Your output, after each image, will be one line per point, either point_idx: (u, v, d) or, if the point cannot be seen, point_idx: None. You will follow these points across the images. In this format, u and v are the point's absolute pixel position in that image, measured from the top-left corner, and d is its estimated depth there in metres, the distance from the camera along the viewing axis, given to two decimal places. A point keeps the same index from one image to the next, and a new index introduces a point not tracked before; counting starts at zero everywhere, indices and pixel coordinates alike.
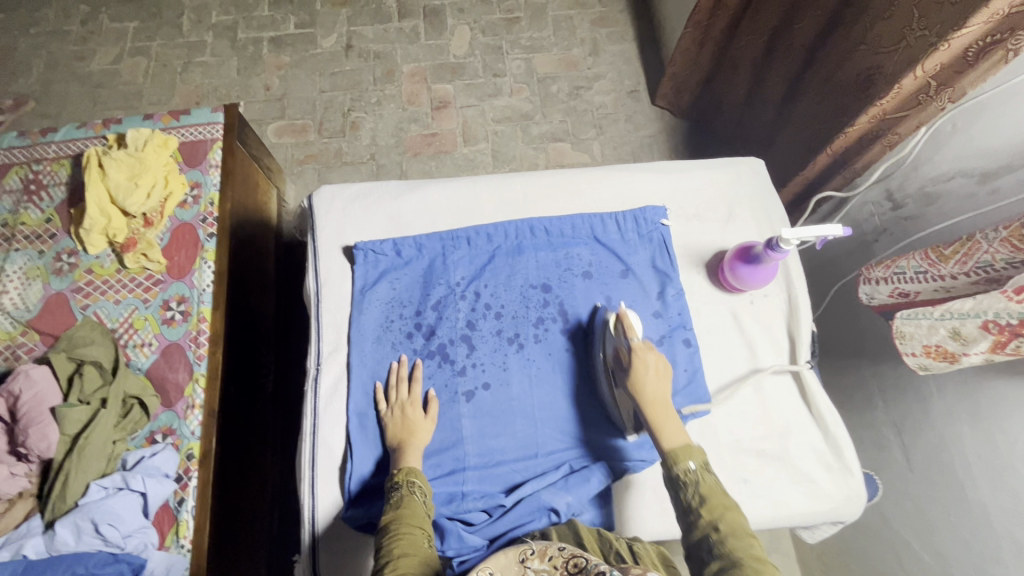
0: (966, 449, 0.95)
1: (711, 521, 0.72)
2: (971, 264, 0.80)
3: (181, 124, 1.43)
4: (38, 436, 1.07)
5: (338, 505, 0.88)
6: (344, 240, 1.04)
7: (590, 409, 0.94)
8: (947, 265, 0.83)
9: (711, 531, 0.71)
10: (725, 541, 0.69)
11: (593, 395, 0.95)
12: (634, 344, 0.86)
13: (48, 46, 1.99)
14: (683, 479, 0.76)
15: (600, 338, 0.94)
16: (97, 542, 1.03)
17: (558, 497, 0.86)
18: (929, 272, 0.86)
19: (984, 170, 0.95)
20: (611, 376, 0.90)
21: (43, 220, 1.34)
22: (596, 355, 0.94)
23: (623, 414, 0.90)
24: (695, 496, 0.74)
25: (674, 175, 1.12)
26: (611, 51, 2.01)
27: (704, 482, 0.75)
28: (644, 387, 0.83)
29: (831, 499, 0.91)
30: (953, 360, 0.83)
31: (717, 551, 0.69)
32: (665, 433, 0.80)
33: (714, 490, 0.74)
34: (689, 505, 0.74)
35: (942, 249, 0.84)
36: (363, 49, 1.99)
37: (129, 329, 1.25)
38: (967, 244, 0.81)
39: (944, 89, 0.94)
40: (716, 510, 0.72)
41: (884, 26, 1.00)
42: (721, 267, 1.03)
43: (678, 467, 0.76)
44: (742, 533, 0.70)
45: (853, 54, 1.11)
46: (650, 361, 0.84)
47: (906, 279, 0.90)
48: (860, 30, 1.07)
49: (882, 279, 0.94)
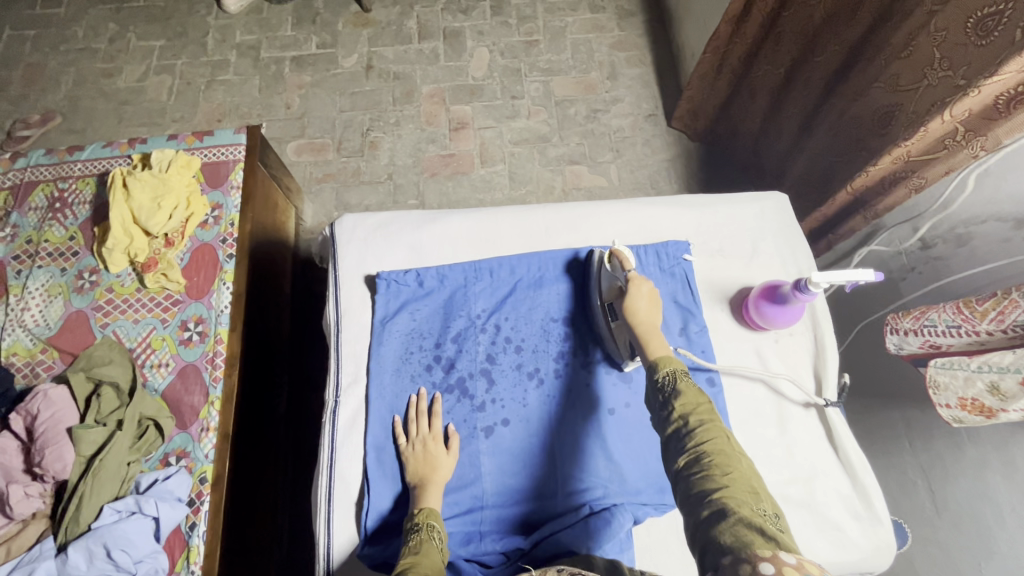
0: (999, 499, 0.92)
1: (683, 416, 0.69)
2: (1007, 322, 0.79)
3: (204, 144, 1.44)
4: (53, 456, 1.08)
5: (353, 541, 0.87)
6: (366, 269, 1.04)
7: (585, 345, 0.99)
8: (982, 321, 0.81)
9: (683, 423, 0.68)
10: (695, 434, 0.67)
11: (591, 331, 0.99)
12: (630, 276, 0.90)
13: (77, 63, 2.03)
14: (662, 381, 0.75)
15: (596, 278, 0.98)
16: (108, 567, 1.01)
17: (581, 542, 0.81)
18: (962, 326, 0.84)
19: (1018, 216, 0.92)
20: (608, 311, 0.93)
21: (67, 237, 1.36)
22: (593, 293, 0.98)
23: (619, 345, 0.93)
24: (672, 396, 0.72)
25: (697, 208, 1.11)
26: (629, 74, 2.01)
27: (680, 381, 0.73)
28: (638, 311, 0.86)
29: (859, 550, 0.89)
30: (990, 415, 0.81)
31: (688, 444, 0.67)
32: (651, 344, 0.81)
33: (690, 391, 0.72)
34: (665, 404, 0.72)
35: (975, 305, 0.82)
36: (384, 69, 2.01)
37: (147, 349, 1.25)
38: (1004, 301, 0.79)
39: (976, 135, 0.92)
40: (690, 405, 0.70)
41: (902, 65, 1.00)
42: (746, 305, 1.02)
43: (659, 370, 0.76)
44: (715, 427, 0.67)
45: (869, 91, 1.10)
46: (643, 291, 0.88)
47: (938, 332, 0.88)
48: (876, 68, 1.07)
49: (911, 331, 0.92)
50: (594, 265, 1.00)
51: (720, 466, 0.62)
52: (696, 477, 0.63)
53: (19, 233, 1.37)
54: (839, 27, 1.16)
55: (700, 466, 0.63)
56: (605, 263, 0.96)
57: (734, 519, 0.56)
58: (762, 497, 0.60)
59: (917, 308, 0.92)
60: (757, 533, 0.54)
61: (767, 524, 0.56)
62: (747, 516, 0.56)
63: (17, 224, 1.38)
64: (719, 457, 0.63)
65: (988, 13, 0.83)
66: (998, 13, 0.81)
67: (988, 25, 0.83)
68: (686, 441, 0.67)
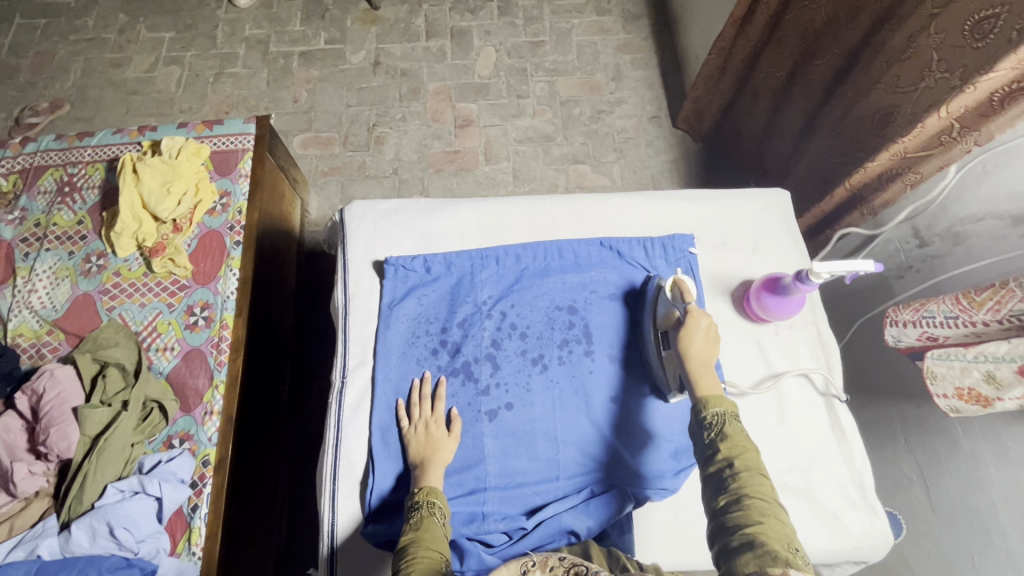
0: (993, 493, 0.94)
1: (728, 458, 0.71)
2: (1004, 312, 0.81)
3: (214, 133, 1.46)
4: (58, 435, 1.09)
5: (357, 519, 0.88)
6: (374, 255, 1.05)
7: (633, 373, 0.97)
8: (979, 311, 0.84)
9: (728, 466, 0.70)
10: (738, 477, 0.69)
11: (640, 360, 0.98)
12: (690, 307, 0.88)
13: (86, 53, 2.05)
14: (709, 419, 0.76)
15: (653, 301, 0.98)
16: (110, 546, 1.02)
17: (580, 520, 0.86)
18: (959, 317, 0.86)
19: (1015, 213, 0.95)
20: (662, 339, 0.92)
21: (75, 221, 1.37)
22: (647, 317, 0.97)
23: (668, 375, 0.91)
24: (718, 434, 0.74)
25: (700, 201, 1.13)
26: (633, 77, 2.04)
27: (730, 424, 0.74)
28: (691, 345, 0.84)
29: (854, 538, 0.90)
30: (985, 405, 0.83)
31: (728, 485, 0.69)
32: (701, 381, 0.80)
33: (737, 431, 0.73)
34: (710, 442, 0.74)
35: (973, 295, 0.85)
36: (391, 66, 2.04)
37: (153, 333, 1.26)
38: (1001, 291, 0.81)
39: (970, 132, 0.95)
40: (736, 448, 0.71)
41: (903, 67, 1.02)
42: (748, 297, 1.04)
43: (708, 410, 0.76)
44: (757, 471, 0.69)
45: (870, 94, 1.13)
46: (700, 326, 0.85)
47: (935, 323, 0.90)
48: (877, 70, 1.09)
49: (910, 323, 0.94)
50: (652, 290, 0.99)
51: (761, 509, 0.65)
52: (735, 520, 0.65)
53: (28, 217, 1.38)
54: (839, 32, 1.19)
55: (738, 504, 0.66)
56: (665, 290, 0.95)
57: (762, 551, 0.60)
58: (796, 542, 0.64)
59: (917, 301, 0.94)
60: (782, 565, 0.58)
61: (795, 561, 0.60)
62: (776, 551, 0.60)
63: (26, 208, 1.39)
64: (760, 502, 0.66)
65: (985, 16, 0.85)
66: (994, 16, 0.84)
67: (986, 27, 0.85)
68: (728, 482, 0.69)
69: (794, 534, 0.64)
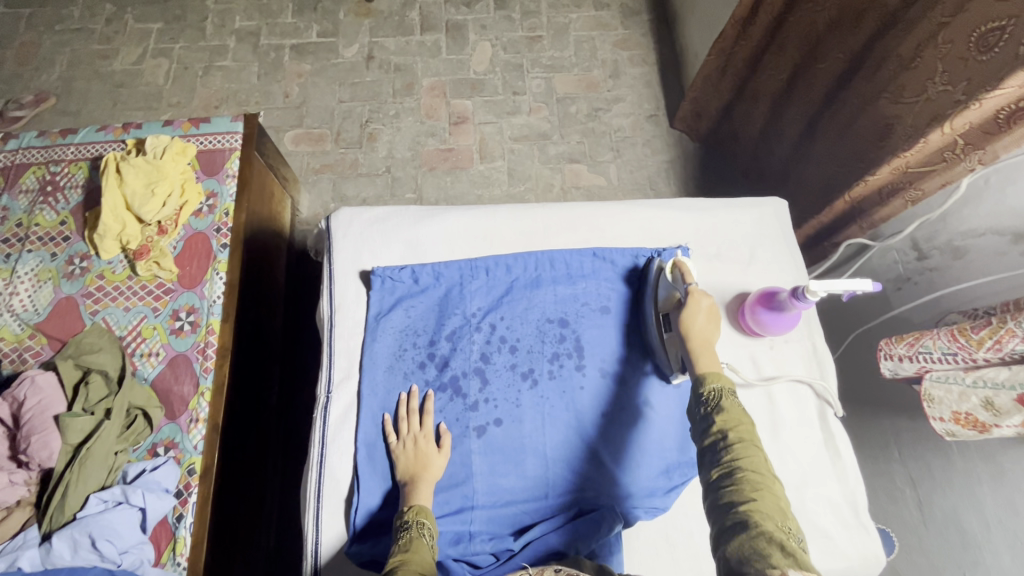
0: (985, 511, 0.93)
1: (723, 430, 0.70)
2: (1005, 350, 0.79)
3: (200, 132, 1.42)
4: (39, 444, 1.06)
5: (342, 537, 0.87)
6: (361, 264, 1.03)
7: (632, 354, 0.98)
8: (978, 350, 0.81)
9: (721, 439, 0.69)
10: (732, 450, 0.68)
11: (639, 340, 0.99)
12: (691, 288, 0.87)
13: (72, 44, 2.00)
14: (705, 395, 0.75)
15: (653, 283, 0.98)
16: (92, 557, 1.00)
17: (568, 543, 0.83)
18: (958, 353, 0.84)
19: (1016, 230, 0.93)
20: (663, 321, 0.93)
21: (58, 221, 1.34)
22: (648, 302, 0.98)
23: (671, 357, 0.92)
24: (714, 407, 0.73)
25: (696, 211, 1.11)
26: (631, 74, 2.00)
27: (727, 400, 0.73)
28: (694, 324, 0.83)
29: (847, 557, 0.89)
30: (982, 430, 0.83)
31: (723, 458, 0.68)
32: (701, 357, 0.80)
33: (734, 408, 0.73)
34: (707, 416, 0.73)
35: (971, 333, 0.82)
36: (384, 60, 1.99)
37: (137, 338, 1.23)
38: (1000, 329, 0.79)
39: (975, 150, 0.93)
40: (731, 422, 0.71)
41: (910, 76, 0.99)
42: (742, 311, 1.02)
43: (705, 387, 0.75)
44: (753, 445, 0.69)
45: (875, 102, 1.09)
46: (702, 306, 0.85)
47: (933, 359, 0.88)
48: (883, 78, 1.06)
49: (906, 357, 0.92)
50: (651, 273, 0.99)
51: (753, 484, 0.65)
52: (727, 494, 0.65)
53: (9, 216, 1.35)
54: (843, 35, 1.16)
55: (732, 479, 0.66)
56: (665, 274, 0.95)
57: (755, 529, 0.60)
58: (789, 517, 0.64)
59: (910, 334, 0.92)
60: (776, 549, 0.58)
61: (788, 537, 0.60)
62: (768, 529, 0.60)
63: (7, 207, 1.36)
64: (753, 476, 0.65)
65: (990, 28, 0.83)
66: (1000, 29, 0.82)
67: (990, 40, 0.83)
68: (722, 455, 0.68)
69: (788, 509, 0.64)
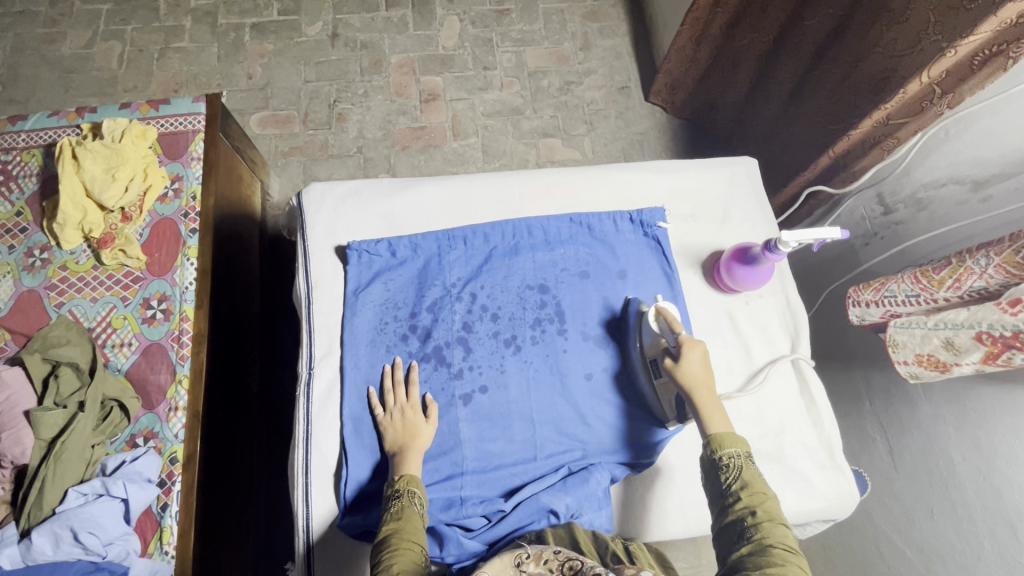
0: (951, 450, 0.98)
1: (749, 506, 0.71)
2: (964, 289, 0.83)
3: (160, 114, 1.36)
4: (12, 440, 1.05)
5: (333, 512, 0.87)
6: (336, 240, 1.01)
7: (628, 399, 0.95)
8: (939, 289, 0.86)
9: (749, 513, 0.70)
10: (760, 525, 0.69)
11: (631, 384, 0.96)
12: (681, 337, 0.86)
13: (15, 28, 1.89)
14: (724, 461, 0.75)
15: (636, 329, 0.95)
16: (75, 551, 0.97)
17: (557, 499, 0.85)
18: (920, 294, 0.89)
19: (976, 178, 0.98)
20: (652, 367, 0.91)
21: (13, 213, 1.28)
22: (633, 344, 0.94)
23: (664, 405, 0.90)
24: (736, 480, 0.73)
25: (669, 174, 1.12)
26: (602, 46, 1.99)
27: (747, 469, 0.74)
28: (693, 378, 0.82)
29: (824, 497, 0.93)
30: (944, 370, 0.87)
31: (750, 532, 0.69)
32: (713, 418, 0.79)
33: (755, 476, 0.74)
34: (728, 486, 0.73)
35: (932, 274, 0.86)
36: (350, 38, 1.94)
37: (107, 329, 1.19)
38: (959, 268, 0.83)
39: (946, 95, 0.96)
40: (757, 496, 0.72)
41: (900, 30, 0.99)
42: (718, 270, 1.04)
43: (722, 451, 0.76)
44: (778, 521, 0.70)
45: (866, 57, 1.09)
46: (697, 355, 0.83)
47: (898, 302, 0.93)
48: (875, 34, 1.06)
49: (872, 302, 0.96)
50: (632, 315, 0.97)
51: (781, 556, 0.65)
52: (756, 565, 0.65)
53: None
54: None
55: (760, 552, 0.66)
56: (648, 319, 0.92)
57: None
58: None
59: (877, 280, 0.97)
60: None
61: None
62: None
63: None
64: (780, 548, 0.66)
65: None
66: None
67: None
68: (749, 530, 0.69)
69: None
